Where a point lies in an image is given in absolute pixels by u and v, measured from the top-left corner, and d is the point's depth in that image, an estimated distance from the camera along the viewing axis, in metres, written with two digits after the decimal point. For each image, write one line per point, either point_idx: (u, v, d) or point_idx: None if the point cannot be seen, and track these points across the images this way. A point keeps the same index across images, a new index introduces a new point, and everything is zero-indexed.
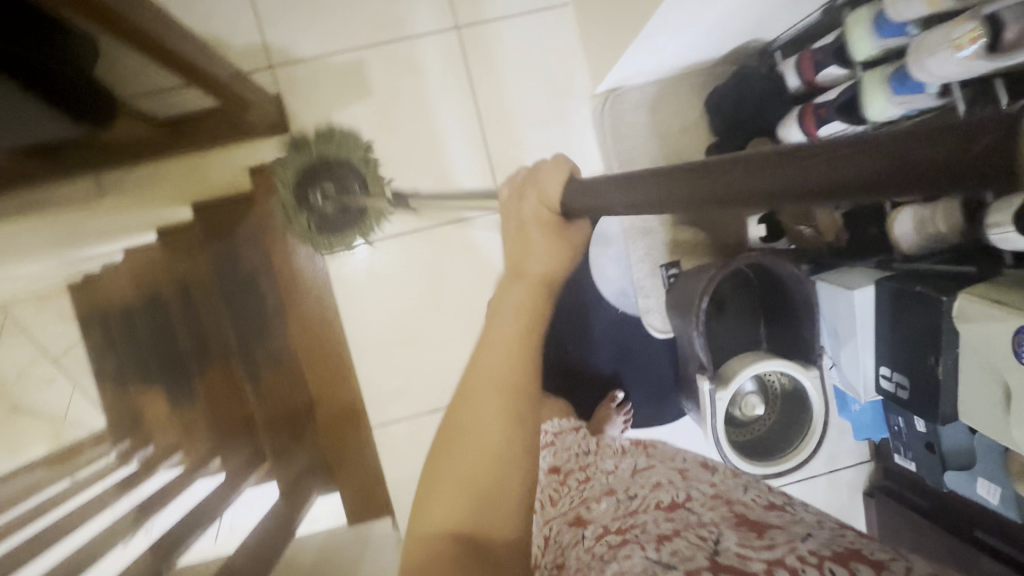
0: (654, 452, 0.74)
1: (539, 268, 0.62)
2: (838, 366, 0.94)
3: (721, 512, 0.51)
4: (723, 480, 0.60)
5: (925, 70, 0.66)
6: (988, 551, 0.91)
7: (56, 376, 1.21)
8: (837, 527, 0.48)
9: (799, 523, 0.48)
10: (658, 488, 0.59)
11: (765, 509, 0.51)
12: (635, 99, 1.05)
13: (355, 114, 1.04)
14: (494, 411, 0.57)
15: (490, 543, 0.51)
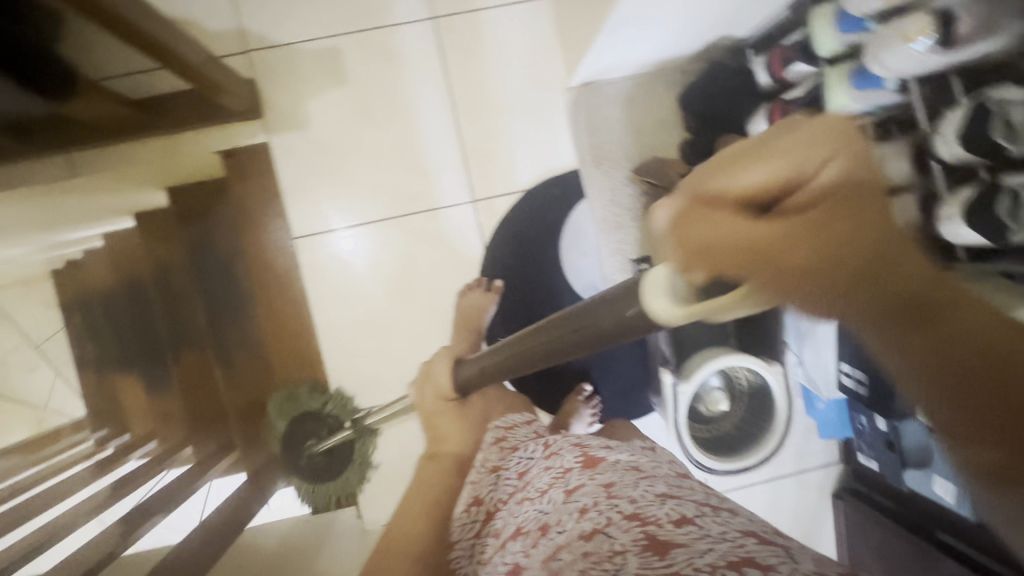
0: (588, 452, 0.74)
1: (454, 447, 0.94)
2: (803, 363, 0.95)
3: (633, 533, 0.55)
4: (644, 491, 0.62)
5: (882, 65, 0.67)
6: (949, 552, 0.89)
7: (39, 362, 1.15)
8: (739, 536, 0.53)
9: (705, 540, 0.52)
10: (583, 515, 0.61)
11: (676, 525, 0.55)
12: (611, 94, 1.05)
13: (329, 101, 1.04)
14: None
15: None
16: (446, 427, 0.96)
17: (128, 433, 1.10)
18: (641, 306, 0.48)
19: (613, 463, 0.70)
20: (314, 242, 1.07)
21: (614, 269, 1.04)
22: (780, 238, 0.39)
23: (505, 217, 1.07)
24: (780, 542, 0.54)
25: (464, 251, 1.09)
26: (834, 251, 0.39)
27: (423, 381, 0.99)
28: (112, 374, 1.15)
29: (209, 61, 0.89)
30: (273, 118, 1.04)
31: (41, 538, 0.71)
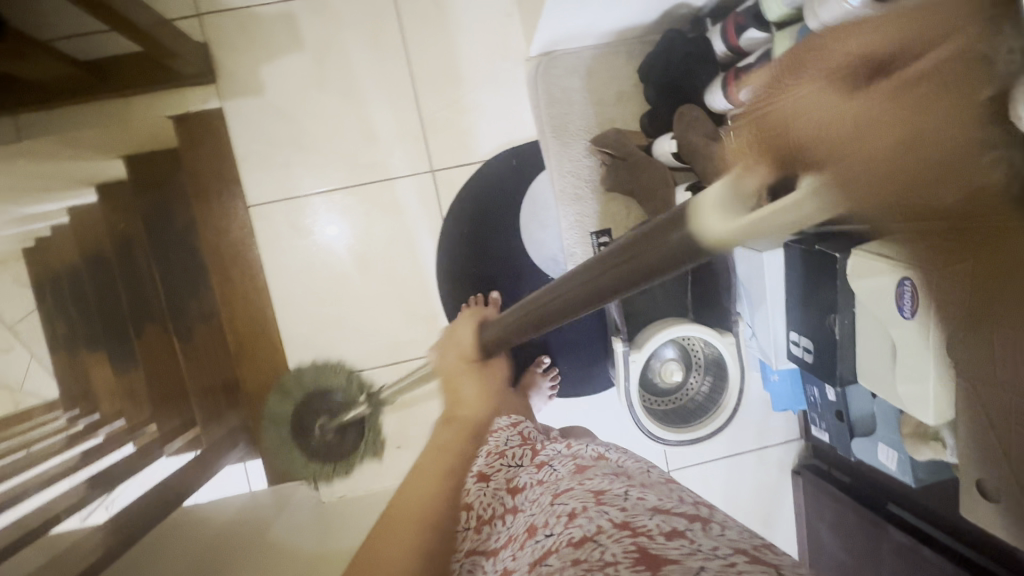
0: (581, 462, 0.68)
1: (471, 406, 0.89)
2: (756, 333, 0.95)
3: (624, 544, 0.49)
4: (636, 501, 0.56)
5: (821, 22, 0.66)
6: (896, 523, 0.88)
7: (10, 345, 1.09)
8: (732, 554, 0.47)
9: (696, 554, 0.46)
10: (572, 520, 0.55)
11: (667, 537, 0.49)
12: (572, 63, 1.04)
13: (284, 67, 1.04)
14: (411, 529, 0.64)
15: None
16: (465, 390, 0.91)
17: (96, 412, 1.08)
18: (689, 229, 0.39)
19: (604, 472, 0.65)
20: (270, 210, 1.07)
21: (574, 241, 1.05)
22: (885, 118, 0.31)
23: (463, 188, 1.08)
24: (772, 559, 0.46)
25: (414, 223, 1.09)
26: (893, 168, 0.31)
27: (446, 343, 0.99)
28: (80, 353, 1.17)
29: (160, 24, 0.87)
30: (226, 84, 1.03)
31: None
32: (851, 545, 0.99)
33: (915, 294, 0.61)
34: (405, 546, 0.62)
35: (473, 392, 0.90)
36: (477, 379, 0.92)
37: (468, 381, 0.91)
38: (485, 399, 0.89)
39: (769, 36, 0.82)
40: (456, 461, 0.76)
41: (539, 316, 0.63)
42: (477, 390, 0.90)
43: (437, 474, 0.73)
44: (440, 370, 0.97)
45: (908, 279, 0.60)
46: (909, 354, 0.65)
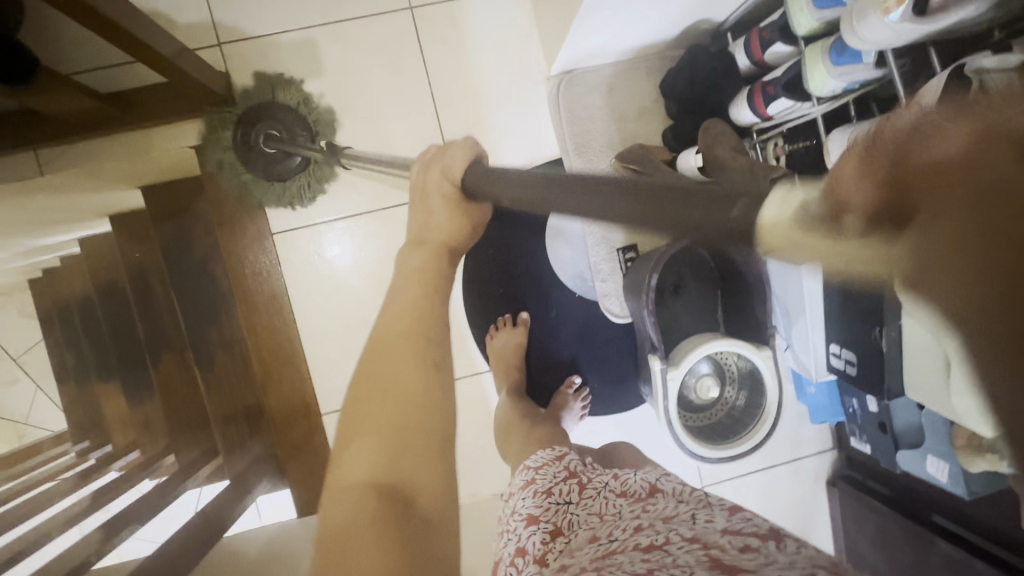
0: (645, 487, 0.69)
1: (439, 234, 0.73)
2: (792, 345, 0.95)
3: (695, 552, 0.48)
4: (703, 523, 0.54)
5: (857, 36, 0.66)
6: (946, 535, 0.87)
7: (18, 376, 1.17)
8: (812, 567, 0.45)
9: (773, 565, 0.45)
10: (639, 532, 0.55)
11: (740, 550, 0.48)
12: (592, 80, 1.04)
13: (307, 94, 1.04)
14: (413, 350, 0.66)
15: (415, 504, 0.57)
16: (436, 218, 0.73)
17: (109, 445, 1.05)
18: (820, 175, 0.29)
19: (669, 498, 0.64)
20: (301, 247, 1.08)
21: (600, 258, 1.01)
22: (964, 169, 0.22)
23: None
24: (851, 570, 0.46)
25: None
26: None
27: (432, 159, 0.69)
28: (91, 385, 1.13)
29: (184, 54, 0.87)
30: (248, 111, 1.04)
31: (17, 544, 0.67)
32: (897, 559, 0.97)
33: None
34: (413, 366, 0.65)
35: (447, 218, 0.72)
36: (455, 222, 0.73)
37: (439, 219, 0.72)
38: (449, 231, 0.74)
39: (795, 51, 0.83)
40: (436, 299, 0.71)
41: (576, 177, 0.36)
42: (448, 222, 0.73)
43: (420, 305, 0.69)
44: (418, 193, 0.71)
45: None
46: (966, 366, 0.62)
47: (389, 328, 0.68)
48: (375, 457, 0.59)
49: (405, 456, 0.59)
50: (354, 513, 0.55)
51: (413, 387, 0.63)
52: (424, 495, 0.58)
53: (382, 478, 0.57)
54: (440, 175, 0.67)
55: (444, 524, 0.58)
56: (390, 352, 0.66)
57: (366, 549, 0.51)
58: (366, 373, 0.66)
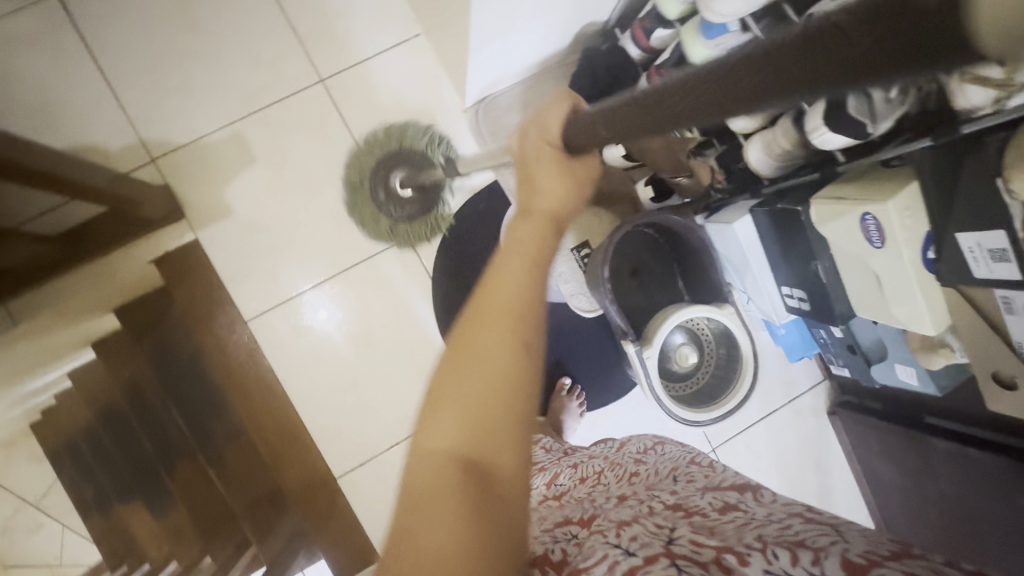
0: (626, 460, 0.71)
1: (550, 203, 0.51)
2: (751, 296, 1.00)
3: (678, 520, 0.46)
4: (686, 487, 0.55)
5: (714, 11, 0.73)
6: (937, 432, 0.92)
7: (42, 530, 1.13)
8: (787, 517, 0.43)
9: (754, 523, 0.43)
10: (624, 503, 0.55)
11: (721, 512, 0.47)
12: (506, 103, 1.11)
13: (246, 184, 1.09)
14: (505, 336, 0.43)
15: (498, 485, 0.40)
16: (543, 184, 0.52)
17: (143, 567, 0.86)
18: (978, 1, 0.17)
19: (651, 466, 0.67)
20: (289, 330, 1.12)
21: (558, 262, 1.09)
22: None
23: (442, 244, 1.13)
24: (830, 519, 0.42)
25: (406, 293, 1.14)
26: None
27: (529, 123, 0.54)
28: None
29: (118, 180, 0.92)
30: (196, 214, 1.08)
31: None
32: (904, 467, 1.01)
33: (878, 225, 0.66)
34: (503, 372, 0.42)
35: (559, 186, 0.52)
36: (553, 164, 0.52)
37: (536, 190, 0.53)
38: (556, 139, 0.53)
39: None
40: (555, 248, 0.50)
41: (823, 66, 0.24)
42: (560, 189, 0.52)
43: (528, 266, 0.47)
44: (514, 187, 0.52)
45: (869, 214, 0.66)
46: (892, 278, 0.69)
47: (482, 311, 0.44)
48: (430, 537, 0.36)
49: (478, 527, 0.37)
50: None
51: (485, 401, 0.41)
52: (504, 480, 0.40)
53: (471, 454, 0.40)
54: (537, 139, 0.53)
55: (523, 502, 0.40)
56: (465, 344, 0.43)
57: (446, 530, 0.37)
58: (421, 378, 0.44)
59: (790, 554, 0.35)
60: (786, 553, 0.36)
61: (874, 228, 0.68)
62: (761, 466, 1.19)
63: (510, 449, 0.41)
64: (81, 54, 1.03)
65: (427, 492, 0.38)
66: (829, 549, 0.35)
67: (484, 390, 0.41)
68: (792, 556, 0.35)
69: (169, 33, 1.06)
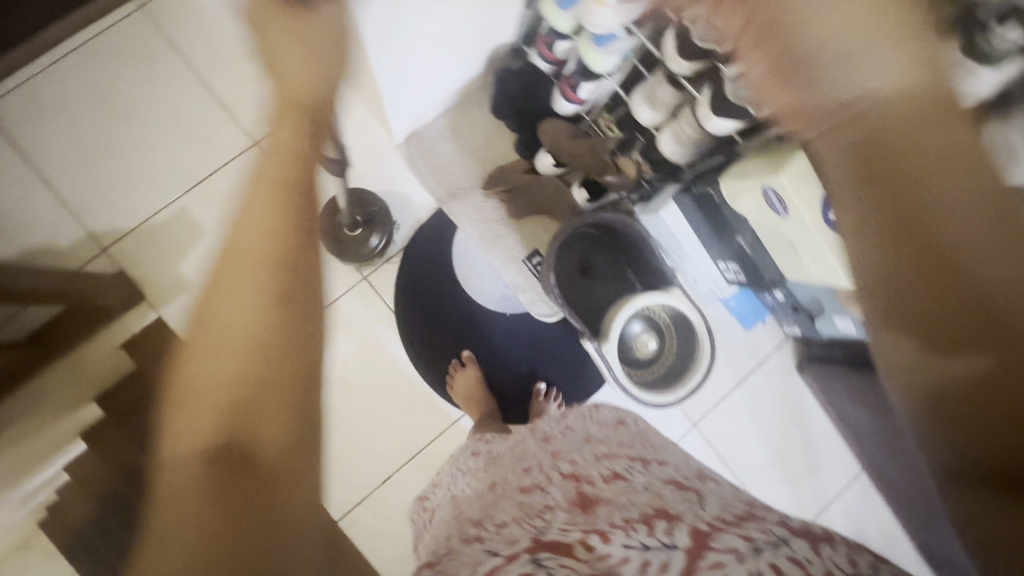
0: (547, 431, 0.73)
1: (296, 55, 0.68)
2: (694, 275, 1.06)
3: (567, 492, 0.52)
4: (587, 456, 0.60)
5: (595, 26, 0.79)
6: None
7: None
8: (660, 487, 0.51)
9: (628, 492, 0.50)
10: (529, 475, 0.59)
11: (606, 482, 0.52)
12: (434, 133, 1.14)
13: (198, 257, 1.12)
14: (256, 309, 0.63)
15: (256, 453, 0.58)
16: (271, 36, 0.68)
17: None
18: None
19: (570, 437, 0.69)
20: None
21: (512, 275, 1.14)
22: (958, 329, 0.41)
23: (398, 279, 1.16)
24: (691, 486, 0.53)
25: (371, 330, 1.16)
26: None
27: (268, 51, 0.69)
28: None
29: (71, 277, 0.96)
30: (155, 294, 1.11)
31: None
32: (870, 406, 1.04)
33: (779, 197, 0.71)
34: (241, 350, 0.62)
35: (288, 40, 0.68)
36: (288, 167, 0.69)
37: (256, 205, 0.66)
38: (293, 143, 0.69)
39: (601, 82, 0.95)
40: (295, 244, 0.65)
41: None
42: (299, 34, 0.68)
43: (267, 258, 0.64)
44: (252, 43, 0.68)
45: (769, 187, 0.71)
46: (804, 240, 0.73)
47: (225, 307, 0.64)
48: (219, 420, 0.59)
49: (250, 407, 0.60)
50: (198, 480, 0.56)
51: (254, 338, 0.62)
52: (264, 443, 0.59)
53: (227, 432, 0.59)
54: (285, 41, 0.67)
55: (277, 471, 0.58)
56: (214, 336, 0.63)
57: (199, 498, 0.55)
58: (201, 341, 0.65)
59: (647, 526, 0.41)
60: (644, 526, 0.42)
61: (775, 197, 0.72)
62: (744, 431, 1.24)
63: (269, 430, 0.59)
64: (18, 165, 1.07)
65: (194, 460, 0.58)
66: (680, 521, 0.42)
67: (233, 360, 0.61)
68: (648, 526, 0.41)
69: (99, 129, 1.09)
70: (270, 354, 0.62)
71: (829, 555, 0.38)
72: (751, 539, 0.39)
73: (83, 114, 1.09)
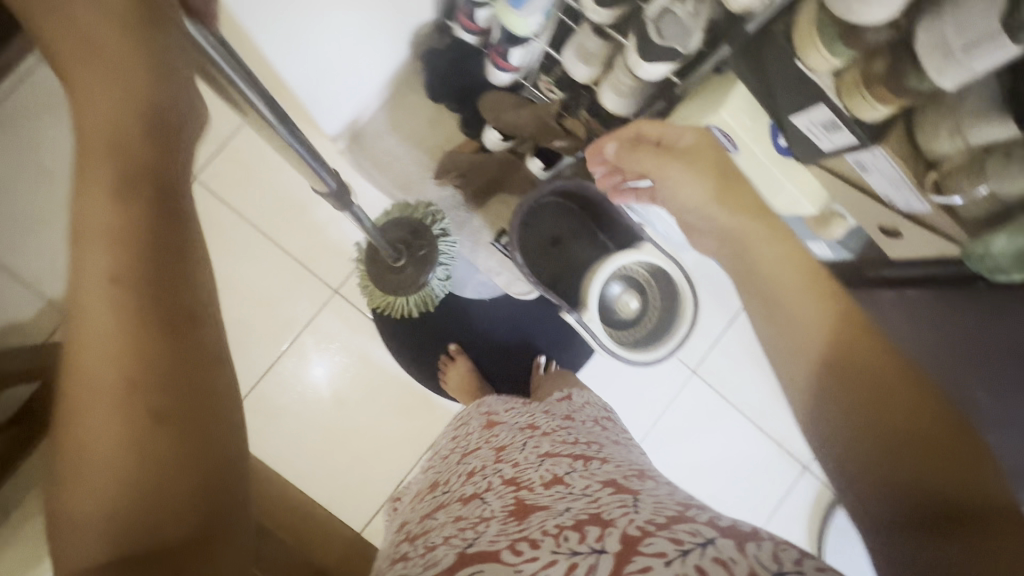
0: (492, 414, 0.69)
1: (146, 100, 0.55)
2: (662, 226, 1.03)
3: (505, 499, 0.47)
4: (530, 453, 0.53)
5: None
6: (878, 283, 0.92)
7: None
8: (599, 488, 0.45)
9: (568, 496, 0.44)
10: (469, 478, 0.54)
11: (545, 487, 0.47)
12: (375, 130, 1.10)
13: None
14: (118, 345, 0.44)
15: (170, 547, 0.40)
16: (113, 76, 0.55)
17: None
18: None
19: (511, 424, 0.63)
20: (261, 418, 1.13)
21: (483, 258, 1.12)
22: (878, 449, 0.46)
23: None
24: (635, 487, 0.45)
25: (355, 341, 1.15)
26: (907, 431, 0.45)
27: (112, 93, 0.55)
28: None
29: None
30: None
31: None
32: None
33: (725, 132, 0.68)
34: (119, 400, 0.43)
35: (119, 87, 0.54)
36: (116, 249, 0.47)
37: (92, 290, 0.46)
38: (116, 219, 0.48)
39: (529, 45, 0.90)
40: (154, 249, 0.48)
41: None
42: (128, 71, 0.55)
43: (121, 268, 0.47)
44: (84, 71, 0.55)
45: (714, 126, 0.68)
46: (760, 172, 0.71)
47: (84, 350, 0.44)
48: (97, 550, 0.40)
49: (145, 479, 0.42)
50: None
51: (116, 462, 0.42)
52: (176, 528, 0.41)
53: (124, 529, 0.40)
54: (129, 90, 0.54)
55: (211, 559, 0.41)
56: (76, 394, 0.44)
57: None
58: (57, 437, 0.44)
59: (579, 534, 0.39)
60: (575, 534, 0.39)
61: (724, 135, 0.69)
62: (743, 368, 1.23)
63: (179, 506, 0.42)
64: None
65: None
66: (615, 527, 0.38)
67: (113, 424, 0.43)
68: (580, 535, 0.39)
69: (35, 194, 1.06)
70: (167, 394, 0.44)
71: (755, 553, 0.35)
72: (681, 542, 0.36)
73: (18, 183, 1.06)
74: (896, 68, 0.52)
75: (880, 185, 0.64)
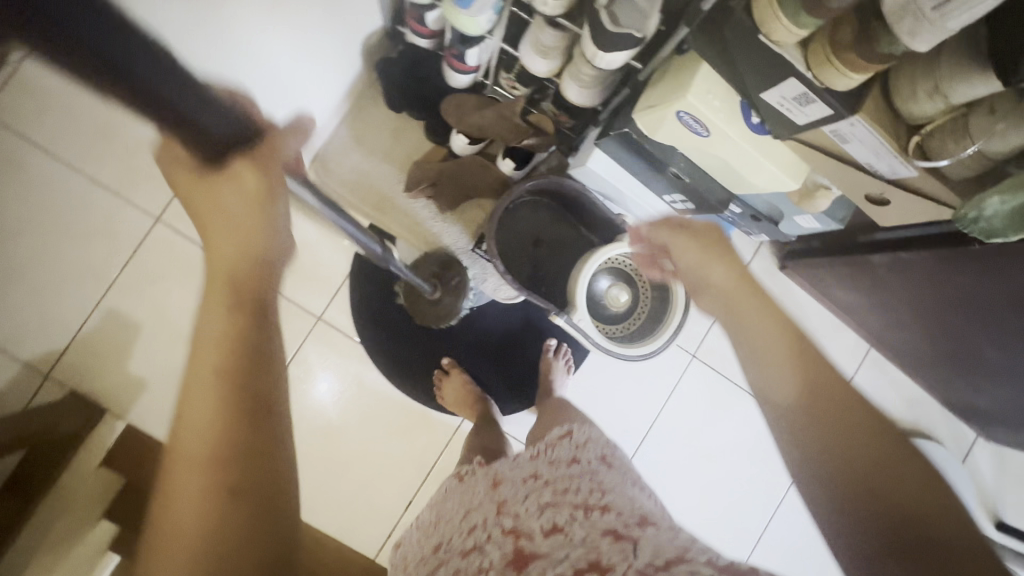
0: (496, 473, 0.64)
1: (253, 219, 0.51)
2: (643, 213, 1.00)
3: (504, 551, 0.51)
4: (531, 502, 0.55)
5: None
6: (869, 247, 0.90)
7: None
8: (598, 537, 0.49)
9: (567, 545, 0.49)
10: (471, 532, 0.55)
11: (545, 536, 0.50)
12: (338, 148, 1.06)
13: (144, 355, 1.07)
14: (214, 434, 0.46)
15: None
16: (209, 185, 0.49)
17: None
18: None
19: (514, 479, 0.61)
20: None
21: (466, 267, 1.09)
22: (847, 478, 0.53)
23: (354, 309, 1.11)
24: (630, 532, 0.50)
25: (345, 366, 1.13)
26: (876, 477, 0.52)
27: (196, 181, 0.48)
28: None
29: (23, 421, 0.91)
30: (116, 402, 1.06)
31: None
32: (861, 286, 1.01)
33: (694, 117, 0.64)
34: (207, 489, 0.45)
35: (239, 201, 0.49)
36: (231, 334, 0.48)
37: (200, 374, 0.47)
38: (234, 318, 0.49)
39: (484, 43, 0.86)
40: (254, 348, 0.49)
41: None
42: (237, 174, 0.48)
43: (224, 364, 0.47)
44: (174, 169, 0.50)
45: (683, 111, 0.64)
46: (736, 154, 0.67)
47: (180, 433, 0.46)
48: None
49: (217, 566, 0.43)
50: None
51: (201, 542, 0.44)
52: None
53: None
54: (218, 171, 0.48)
55: None
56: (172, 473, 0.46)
57: None
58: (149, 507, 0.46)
59: None
60: None
61: (693, 119, 0.65)
62: None
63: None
64: None
65: None
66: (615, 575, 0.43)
67: (201, 509, 0.45)
68: None
69: None
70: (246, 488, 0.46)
71: None
72: None
73: None
74: (865, 34, 0.49)
75: (861, 155, 0.59)
